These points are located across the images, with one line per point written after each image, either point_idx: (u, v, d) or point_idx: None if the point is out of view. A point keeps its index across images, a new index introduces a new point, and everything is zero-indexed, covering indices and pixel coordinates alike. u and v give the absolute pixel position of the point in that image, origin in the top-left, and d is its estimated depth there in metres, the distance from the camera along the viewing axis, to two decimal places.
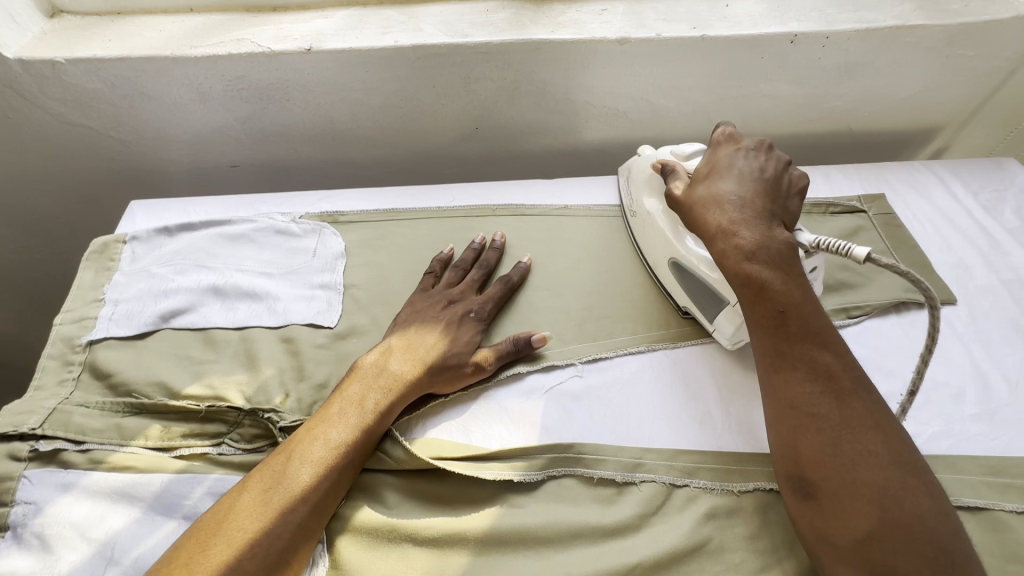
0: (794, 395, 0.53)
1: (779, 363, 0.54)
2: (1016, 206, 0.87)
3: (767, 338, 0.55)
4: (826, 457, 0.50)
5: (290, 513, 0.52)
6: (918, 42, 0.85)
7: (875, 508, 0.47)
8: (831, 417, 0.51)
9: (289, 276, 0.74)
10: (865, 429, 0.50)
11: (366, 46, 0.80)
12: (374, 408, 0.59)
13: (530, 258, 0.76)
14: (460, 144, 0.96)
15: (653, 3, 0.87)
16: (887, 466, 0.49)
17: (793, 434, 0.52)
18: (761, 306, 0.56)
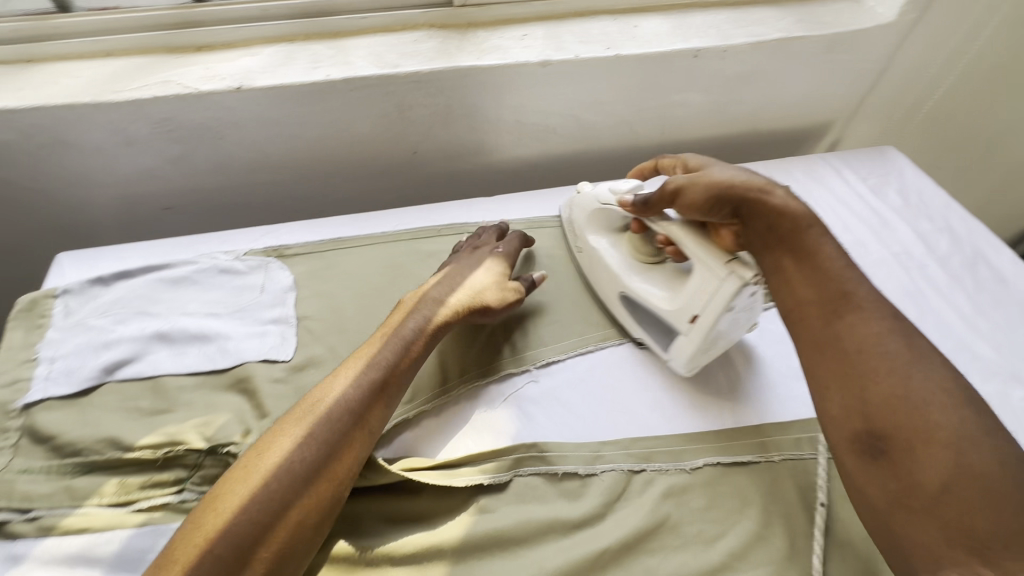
0: (858, 343, 0.54)
1: (841, 309, 0.56)
2: (898, 187, 1.00)
3: (823, 292, 0.57)
4: (894, 398, 0.51)
5: (335, 421, 0.58)
6: (802, 51, 0.97)
7: (950, 451, 0.47)
8: (898, 358, 0.52)
9: (239, 313, 0.74)
10: (930, 371, 0.51)
11: (297, 81, 0.81)
12: (414, 328, 0.66)
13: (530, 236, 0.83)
14: (400, 169, 0.98)
15: (569, 26, 0.93)
16: (959, 404, 0.49)
17: (861, 382, 0.52)
18: (807, 256, 0.59)
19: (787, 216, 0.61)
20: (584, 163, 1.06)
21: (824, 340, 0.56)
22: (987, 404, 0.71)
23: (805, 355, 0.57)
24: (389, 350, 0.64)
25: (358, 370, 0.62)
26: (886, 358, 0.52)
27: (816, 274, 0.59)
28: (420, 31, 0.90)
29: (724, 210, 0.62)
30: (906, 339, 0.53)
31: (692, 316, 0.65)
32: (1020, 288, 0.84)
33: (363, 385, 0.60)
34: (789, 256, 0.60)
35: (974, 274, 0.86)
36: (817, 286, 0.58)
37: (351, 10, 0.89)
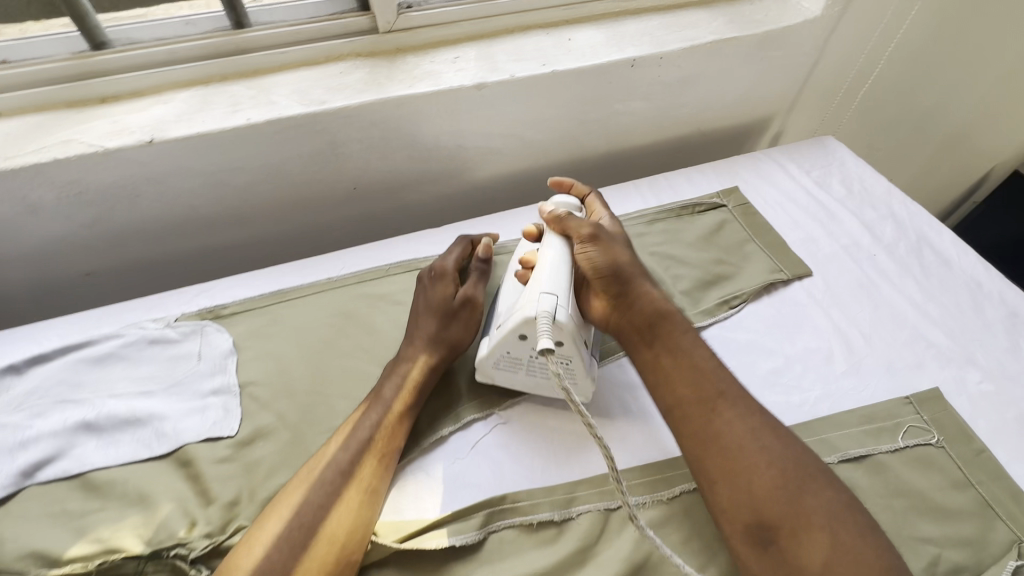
0: (736, 437, 0.56)
1: (721, 405, 0.59)
2: (840, 177, 1.01)
3: (700, 390, 0.60)
4: (776, 489, 0.53)
5: (326, 482, 0.57)
6: (737, 51, 0.96)
7: (826, 533, 0.50)
8: (772, 452, 0.55)
9: (174, 388, 0.68)
10: (796, 457, 0.55)
11: (216, 128, 0.75)
12: (394, 389, 0.65)
13: (497, 234, 0.85)
14: (342, 207, 0.94)
15: (502, 44, 0.90)
16: (825, 486, 0.53)
17: (745, 475, 0.54)
18: (665, 352, 0.64)
19: (665, 316, 0.66)
20: (533, 181, 1.04)
21: (706, 437, 0.57)
22: (946, 391, 0.72)
23: (691, 450, 0.58)
24: (375, 409, 0.63)
25: (350, 431, 0.61)
26: (764, 449, 0.55)
27: (692, 370, 0.62)
28: (346, 61, 0.86)
29: (609, 278, 0.67)
30: (771, 427, 0.57)
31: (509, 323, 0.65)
32: (964, 268, 0.86)
33: (354, 443, 0.60)
34: (666, 353, 0.64)
35: (920, 258, 0.88)
36: (696, 383, 0.61)
37: (268, 45, 0.84)
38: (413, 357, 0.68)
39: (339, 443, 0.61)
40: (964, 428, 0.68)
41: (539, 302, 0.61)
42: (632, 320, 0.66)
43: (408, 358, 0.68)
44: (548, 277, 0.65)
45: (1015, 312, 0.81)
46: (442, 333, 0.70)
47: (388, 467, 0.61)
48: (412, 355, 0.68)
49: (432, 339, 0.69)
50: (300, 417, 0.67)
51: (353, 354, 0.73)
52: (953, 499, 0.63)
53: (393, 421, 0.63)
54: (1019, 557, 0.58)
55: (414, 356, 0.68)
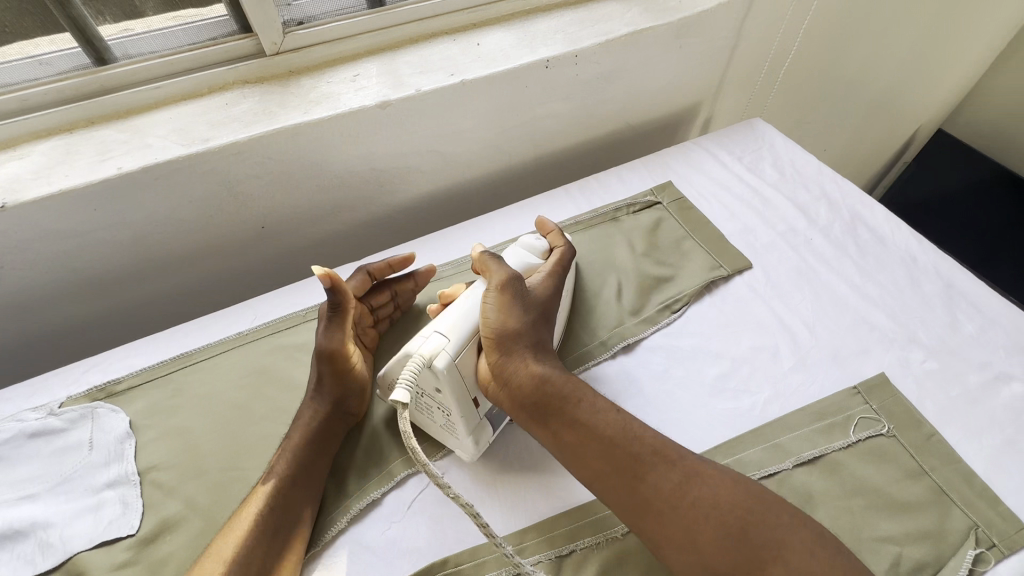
0: (666, 498, 0.53)
1: (641, 470, 0.54)
2: (771, 161, 0.99)
3: (615, 459, 0.55)
4: (721, 541, 0.50)
5: None
6: (655, 42, 0.92)
7: (781, 565, 0.49)
8: (703, 503, 0.52)
9: (62, 486, 0.59)
10: (731, 493, 0.52)
11: (82, 182, 0.66)
12: (294, 457, 0.60)
13: (433, 265, 0.76)
14: (252, 248, 0.86)
15: (405, 57, 0.84)
16: (767, 512, 0.51)
17: (688, 536, 0.51)
18: (562, 428, 0.58)
19: (550, 392, 0.59)
20: (462, 196, 0.98)
21: (638, 506, 0.53)
22: (892, 375, 0.71)
23: (627, 517, 0.54)
24: (267, 486, 0.57)
25: (247, 517, 0.55)
26: (696, 504, 0.52)
27: (599, 438, 0.57)
28: (233, 91, 0.78)
29: (500, 346, 0.60)
30: (695, 476, 0.54)
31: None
32: (898, 244, 0.85)
33: (252, 531, 0.54)
34: (564, 427, 0.58)
35: (855, 238, 0.87)
36: (608, 453, 0.56)
37: (138, 80, 0.75)
38: (302, 415, 0.64)
39: (236, 541, 0.53)
40: (912, 412, 0.67)
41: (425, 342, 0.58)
42: (518, 396, 0.59)
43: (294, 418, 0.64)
44: (446, 318, 0.61)
45: (951, 283, 0.80)
46: (320, 386, 0.65)
47: (296, 544, 0.55)
48: (298, 413, 0.64)
49: (314, 393, 0.64)
50: (212, 500, 0.60)
51: (270, 418, 0.66)
52: (908, 490, 0.61)
53: (292, 493, 0.58)
54: (976, 545, 0.57)
55: (299, 415, 0.64)
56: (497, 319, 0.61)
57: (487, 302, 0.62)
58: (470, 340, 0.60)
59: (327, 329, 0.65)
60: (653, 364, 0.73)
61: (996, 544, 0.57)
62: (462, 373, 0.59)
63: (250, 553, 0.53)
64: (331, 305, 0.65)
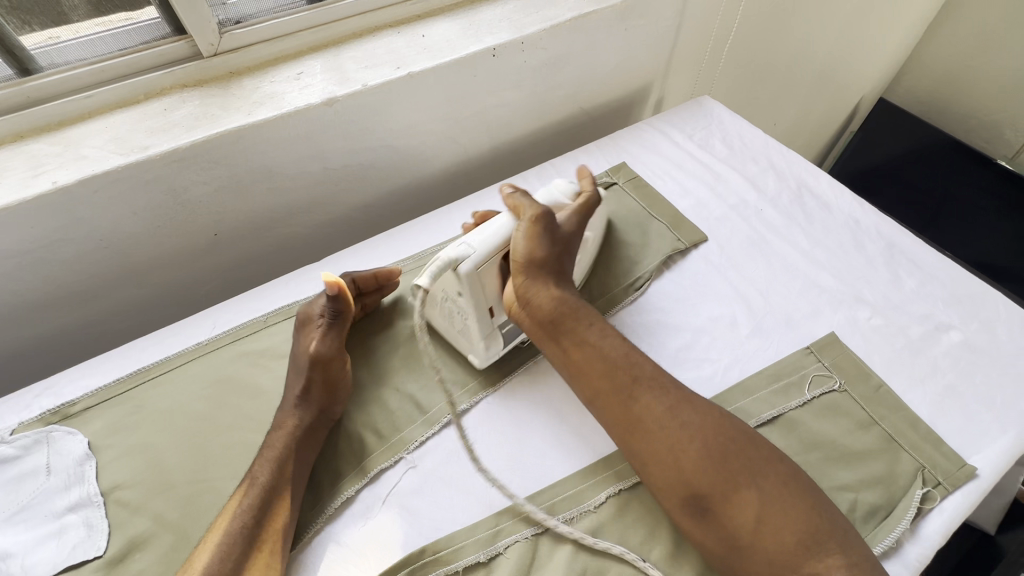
0: (656, 416, 0.56)
1: (637, 390, 0.58)
2: (721, 136, 1.02)
3: (614, 378, 0.60)
4: (705, 463, 0.53)
5: None
6: (600, 24, 0.93)
7: (755, 489, 0.52)
8: (692, 424, 0.55)
9: (19, 515, 0.57)
10: (719, 423, 0.56)
11: (14, 201, 0.64)
12: (273, 467, 0.59)
13: (396, 268, 0.75)
14: (206, 256, 0.84)
15: (349, 52, 0.82)
16: (749, 443, 0.55)
17: (672, 451, 0.54)
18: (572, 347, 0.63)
19: (567, 314, 0.65)
20: (419, 190, 0.98)
21: (630, 421, 0.57)
22: (841, 333, 0.74)
23: (616, 429, 0.58)
24: (246, 494, 0.57)
25: (224, 528, 0.55)
26: (685, 424, 0.56)
27: (601, 360, 0.61)
28: (172, 96, 0.75)
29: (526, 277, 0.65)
30: (688, 403, 0.58)
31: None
32: (842, 209, 0.89)
33: (228, 545, 0.54)
34: (571, 346, 0.63)
35: (803, 206, 0.90)
36: (606, 376, 0.60)
37: (69, 89, 0.71)
38: (283, 423, 0.62)
39: (213, 551, 0.53)
40: (861, 366, 0.70)
41: (453, 246, 0.62)
42: (536, 316, 0.65)
43: (275, 427, 0.62)
44: (481, 232, 0.65)
45: (892, 243, 0.84)
46: (306, 394, 0.64)
47: (280, 547, 0.55)
48: (281, 421, 0.63)
49: (299, 400, 0.63)
50: (181, 514, 0.59)
51: (238, 426, 0.65)
52: (860, 440, 0.65)
53: (273, 497, 0.57)
54: (924, 484, 0.61)
55: (279, 423, 0.62)
56: (527, 249, 0.65)
57: (518, 231, 0.65)
58: (496, 255, 0.65)
59: (327, 334, 0.67)
60: None
61: (942, 482, 0.61)
62: (481, 282, 0.64)
63: (229, 564, 0.53)
64: (332, 308, 0.67)
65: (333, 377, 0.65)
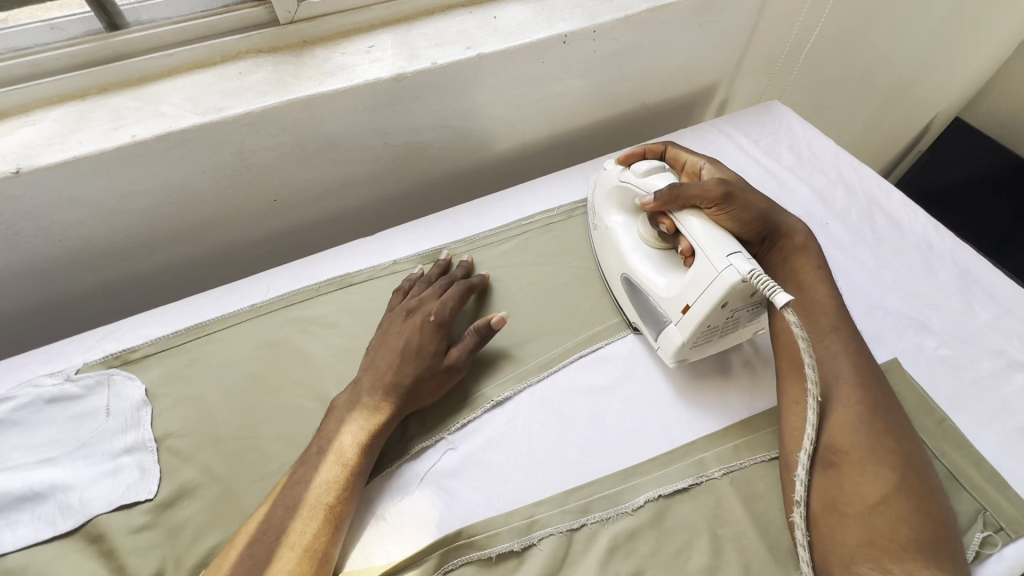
0: (838, 365, 0.60)
1: (840, 336, 0.62)
2: (789, 144, 0.98)
3: (840, 314, 0.64)
4: (856, 426, 0.56)
5: (257, 543, 0.52)
6: (675, 17, 0.90)
7: (894, 474, 0.53)
8: (868, 390, 0.58)
9: (80, 450, 0.60)
10: (886, 410, 0.57)
11: (95, 150, 0.66)
12: (344, 442, 0.59)
13: (487, 274, 0.75)
14: (265, 220, 0.86)
15: (420, 29, 0.82)
16: (909, 441, 0.56)
17: (839, 395, 0.58)
18: (779, 263, 0.69)
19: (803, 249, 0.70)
20: (474, 173, 0.97)
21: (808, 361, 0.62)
22: (905, 360, 0.71)
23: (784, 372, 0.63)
24: (315, 457, 0.58)
25: (289, 485, 0.57)
26: (850, 387, 0.58)
27: (828, 299, 0.66)
28: (246, 60, 0.77)
29: (755, 223, 0.68)
30: (873, 375, 0.60)
31: (685, 306, 0.61)
32: (916, 231, 0.85)
33: (289, 500, 0.55)
34: (791, 282, 0.68)
35: (872, 223, 0.86)
36: (811, 315, 0.64)
37: (151, 47, 0.73)
38: (368, 402, 0.62)
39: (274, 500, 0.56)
40: (924, 397, 0.67)
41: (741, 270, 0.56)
42: (778, 241, 0.70)
43: (357, 409, 0.62)
44: (714, 257, 0.58)
45: (967, 271, 0.80)
46: (418, 384, 0.63)
47: (333, 534, 0.54)
48: (367, 400, 0.62)
49: (405, 386, 0.63)
50: (229, 468, 0.61)
51: (285, 389, 0.67)
52: None
53: (319, 474, 0.57)
54: (984, 528, 0.57)
55: (367, 407, 0.62)
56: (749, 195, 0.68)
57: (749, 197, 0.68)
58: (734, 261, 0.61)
59: (462, 346, 0.66)
60: None
61: (1003, 528, 0.57)
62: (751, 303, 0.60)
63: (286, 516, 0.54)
64: (478, 334, 0.67)
65: (438, 386, 0.64)
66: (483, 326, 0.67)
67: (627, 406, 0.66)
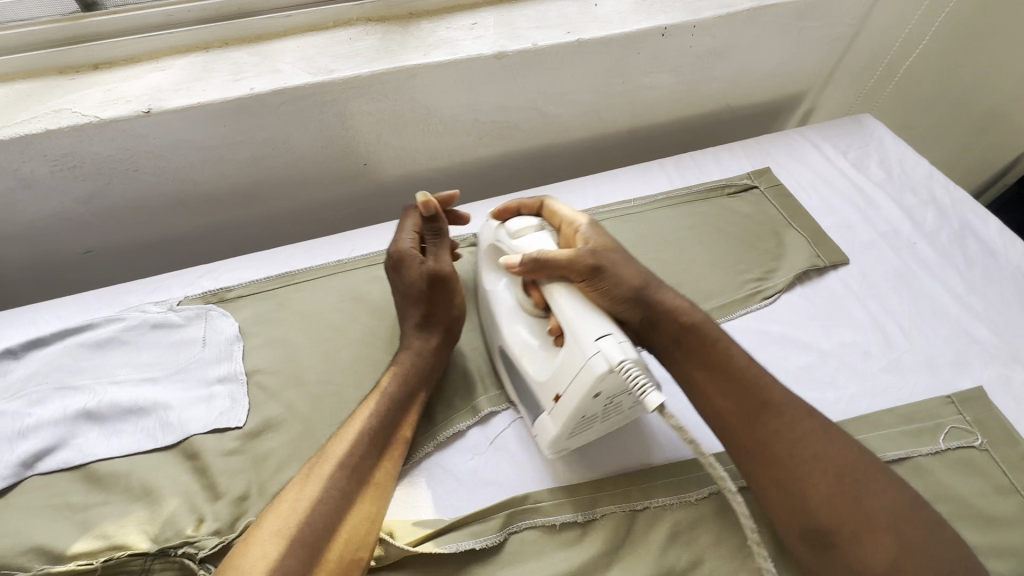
0: (791, 434, 0.53)
1: (766, 414, 0.54)
2: (879, 159, 0.95)
3: (761, 387, 0.56)
4: (835, 495, 0.50)
5: (329, 483, 0.53)
6: (775, 20, 0.89)
7: (892, 535, 0.47)
8: (827, 453, 0.52)
9: (178, 374, 0.65)
10: (857, 457, 0.52)
11: (218, 99, 0.70)
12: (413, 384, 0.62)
13: (456, 192, 0.71)
14: (351, 184, 0.89)
15: (521, 10, 0.84)
16: (895, 489, 0.50)
17: (801, 472, 0.51)
18: (670, 347, 0.59)
19: (699, 333, 0.58)
20: (551, 159, 0.98)
21: (750, 443, 0.54)
22: (989, 390, 0.68)
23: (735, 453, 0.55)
24: (383, 397, 0.60)
25: (356, 427, 0.57)
26: (813, 455, 0.52)
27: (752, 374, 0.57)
28: (356, 27, 0.80)
29: (628, 302, 0.58)
30: (827, 429, 0.53)
31: (557, 394, 0.55)
32: (1010, 260, 0.81)
33: (363, 436, 0.56)
34: (699, 365, 0.58)
35: (963, 247, 0.83)
36: (730, 394, 0.56)
37: (272, 8, 0.78)
38: (410, 345, 0.64)
39: (343, 441, 0.56)
40: (1009, 430, 0.64)
41: (608, 359, 0.49)
42: (663, 323, 0.59)
43: (402, 347, 0.65)
44: (577, 338, 0.52)
45: None
46: (430, 316, 0.66)
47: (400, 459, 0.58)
48: (406, 342, 0.65)
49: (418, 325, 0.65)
50: (311, 408, 0.64)
51: (365, 342, 0.70)
52: (997, 505, 0.60)
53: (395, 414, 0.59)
54: None
55: (405, 343, 0.65)
56: (615, 268, 0.58)
57: (615, 264, 0.58)
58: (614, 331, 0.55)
59: (437, 254, 0.67)
60: (740, 344, 0.72)
61: None
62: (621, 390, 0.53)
63: (360, 452, 0.56)
64: (430, 230, 0.68)
65: (448, 294, 0.66)
66: (423, 221, 0.68)
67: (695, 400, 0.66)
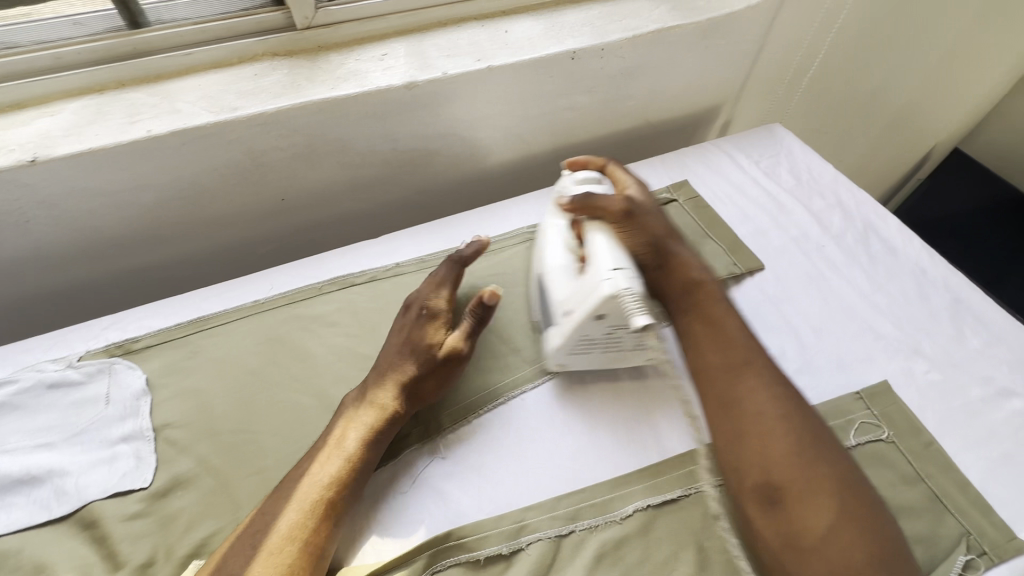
0: (758, 399, 0.58)
1: (738, 370, 0.60)
2: (789, 166, 1.00)
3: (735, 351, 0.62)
4: (790, 458, 0.53)
5: (248, 539, 0.53)
6: (681, 40, 0.92)
7: (833, 501, 0.51)
8: (792, 417, 0.56)
9: (78, 437, 0.61)
10: (813, 433, 0.55)
11: (112, 143, 0.67)
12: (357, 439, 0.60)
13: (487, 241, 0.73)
14: (271, 219, 0.87)
15: (433, 40, 0.84)
16: (844, 467, 0.53)
17: (763, 435, 0.55)
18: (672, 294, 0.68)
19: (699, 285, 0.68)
20: (477, 181, 0.99)
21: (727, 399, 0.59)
22: (894, 384, 0.72)
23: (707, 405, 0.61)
24: (322, 454, 0.59)
25: (289, 483, 0.57)
26: (778, 419, 0.56)
27: (731, 326, 0.65)
28: (262, 62, 0.79)
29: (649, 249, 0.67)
30: (795, 403, 0.57)
31: (568, 310, 0.63)
32: (909, 256, 0.86)
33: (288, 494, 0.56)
34: (699, 319, 0.65)
35: (867, 247, 0.87)
36: (722, 349, 0.62)
37: (170, 45, 0.75)
38: (375, 402, 0.62)
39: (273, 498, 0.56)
40: (913, 420, 0.67)
41: (620, 284, 0.58)
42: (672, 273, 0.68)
43: (369, 403, 0.62)
44: (602, 266, 0.61)
45: (959, 298, 0.81)
46: (418, 382, 0.64)
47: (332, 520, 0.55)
48: (377, 401, 0.62)
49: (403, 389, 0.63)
50: (223, 460, 0.61)
51: (284, 384, 0.68)
52: (904, 495, 0.62)
53: (322, 470, 0.57)
54: (967, 551, 0.58)
55: (377, 402, 0.62)
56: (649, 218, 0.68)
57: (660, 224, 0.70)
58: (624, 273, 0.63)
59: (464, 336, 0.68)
60: None
61: (986, 552, 0.58)
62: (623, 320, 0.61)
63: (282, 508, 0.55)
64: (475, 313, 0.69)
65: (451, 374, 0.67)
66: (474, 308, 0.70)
67: (641, 404, 0.68)
